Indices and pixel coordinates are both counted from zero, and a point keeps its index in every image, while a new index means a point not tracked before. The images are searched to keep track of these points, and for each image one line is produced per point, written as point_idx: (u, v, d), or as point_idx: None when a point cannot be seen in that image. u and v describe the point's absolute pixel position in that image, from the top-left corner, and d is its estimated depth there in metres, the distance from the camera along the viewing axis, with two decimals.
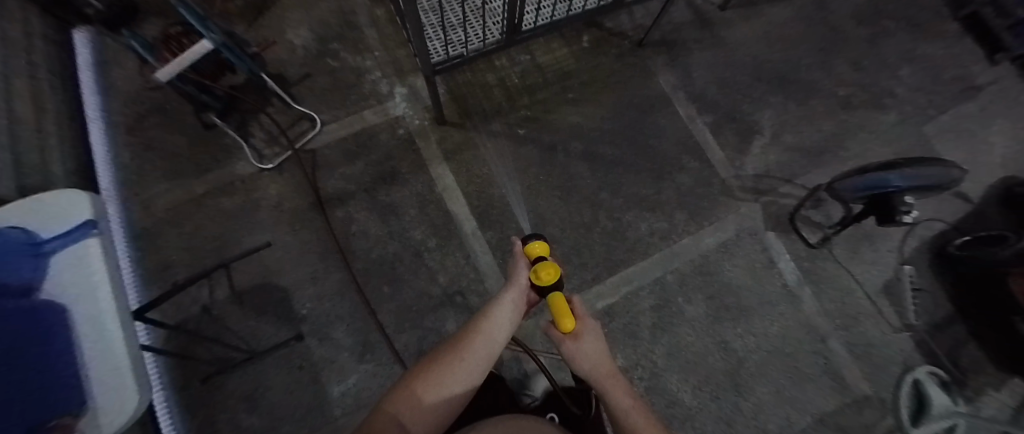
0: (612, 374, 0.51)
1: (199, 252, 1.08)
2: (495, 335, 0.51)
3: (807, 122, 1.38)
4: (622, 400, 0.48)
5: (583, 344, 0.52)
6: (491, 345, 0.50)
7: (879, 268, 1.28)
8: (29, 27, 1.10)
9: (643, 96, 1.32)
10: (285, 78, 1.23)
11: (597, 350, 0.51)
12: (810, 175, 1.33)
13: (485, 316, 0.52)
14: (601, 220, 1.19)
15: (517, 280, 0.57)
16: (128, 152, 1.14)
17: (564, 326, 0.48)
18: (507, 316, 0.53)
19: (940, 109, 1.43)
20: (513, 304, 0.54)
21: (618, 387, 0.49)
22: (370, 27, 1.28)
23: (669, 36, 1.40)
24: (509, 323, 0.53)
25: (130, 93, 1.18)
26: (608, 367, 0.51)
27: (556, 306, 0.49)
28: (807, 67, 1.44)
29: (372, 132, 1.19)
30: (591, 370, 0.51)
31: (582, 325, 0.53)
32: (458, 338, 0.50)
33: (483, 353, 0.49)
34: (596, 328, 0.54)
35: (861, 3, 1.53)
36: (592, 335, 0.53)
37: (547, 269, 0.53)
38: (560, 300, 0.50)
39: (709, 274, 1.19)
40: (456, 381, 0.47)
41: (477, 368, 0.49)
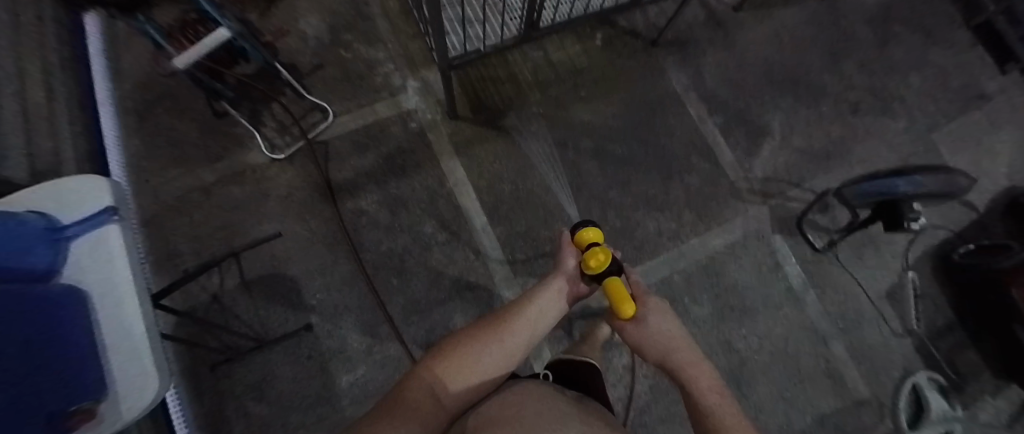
0: (683, 348, 0.45)
1: (210, 240, 1.08)
2: (540, 318, 0.50)
3: (817, 126, 1.39)
4: (701, 384, 0.41)
5: (646, 326, 0.48)
6: (535, 326, 0.49)
7: (884, 273, 1.29)
8: (40, 10, 1.09)
9: (654, 95, 1.32)
10: (296, 67, 1.22)
11: (663, 330, 0.47)
12: (818, 179, 1.33)
13: (531, 299, 0.51)
14: (610, 219, 1.20)
15: (565, 269, 0.57)
16: (138, 139, 1.14)
17: (625, 311, 0.48)
18: (552, 301, 0.52)
19: (949, 117, 1.44)
20: (556, 290, 0.53)
21: (695, 371, 0.42)
22: (383, 18, 1.28)
23: (681, 36, 1.39)
24: (554, 309, 0.52)
25: (141, 78, 1.18)
26: (678, 346, 0.45)
27: (612, 289, 0.50)
28: (818, 71, 1.44)
29: (383, 125, 1.19)
30: (661, 352, 0.46)
31: (643, 308, 0.50)
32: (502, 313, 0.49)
33: (528, 334, 0.48)
34: (661, 310, 0.50)
35: (874, 8, 1.53)
36: (657, 316, 0.49)
37: (597, 256, 0.53)
38: (616, 284, 0.50)
39: (715, 275, 1.20)
40: (491, 354, 0.45)
41: (521, 346, 0.47)
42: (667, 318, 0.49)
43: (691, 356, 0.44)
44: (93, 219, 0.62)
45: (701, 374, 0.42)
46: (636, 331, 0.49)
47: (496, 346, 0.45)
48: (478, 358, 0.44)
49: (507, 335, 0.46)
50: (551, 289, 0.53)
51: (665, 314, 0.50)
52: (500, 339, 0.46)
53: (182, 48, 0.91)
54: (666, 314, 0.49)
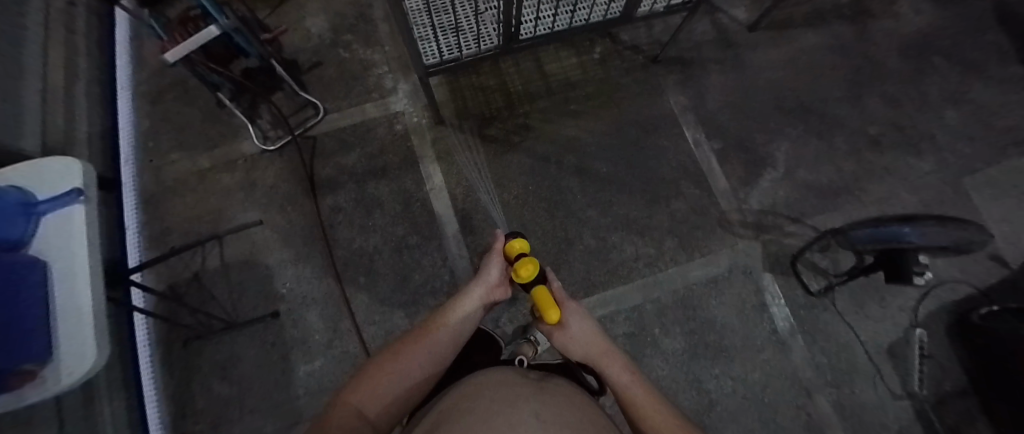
0: (602, 347, 0.53)
1: (197, 223, 1.15)
2: (462, 325, 0.53)
3: (827, 159, 1.29)
4: (619, 373, 0.50)
5: (570, 329, 0.55)
6: (459, 334, 0.52)
7: (886, 326, 1.17)
8: None
9: (648, 114, 1.27)
10: (296, 64, 1.27)
11: (584, 331, 0.55)
12: (821, 217, 1.24)
13: (451, 310, 0.54)
14: (585, 238, 1.17)
15: (487, 277, 0.61)
16: (148, 121, 1.23)
17: (551, 318, 0.53)
18: (473, 309, 0.56)
19: (986, 161, 1.29)
20: (478, 297, 0.57)
21: (612, 362, 0.51)
22: (384, 21, 1.31)
23: (686, 55, 1.33)
24: (475, 316, 0.56)
25: (158, 66, 1.27)
26: (599, 346, 0.53)
27: (540, 297, 0.54)
28: (836, 100, 1.34)
29: (370, 125, 1.22)
30: (585, 351, 0.54)
31: (566, 312, 0.57)
32: (424, 328, 0.51)
33: (451, 342, 0.51)
34: (579, 311, 0.57)
35: (910, 36, 1.41)
36: (577, 319, 0.56)
37: (526, 266, 0.59)
38: (543, 292, 0.55)
39: (692, 308, 1.14)
40: (417, 367, 0.46)
41: (446, 355, 0.50)
42: (584, 318, 0.57)
43: (608, 349, 0.53)
44: (63, 198, 0.68)
45: (616, 364, 0.51)
46: (563, 334, 0.55)
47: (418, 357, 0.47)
48: (401, 372, 0.45)
49: (431, 347, 0.49)
50: (471, 297, 0.57)
51: (581, 313, 0.57)
52: (422, 351, 0.48)
53: (176, 40, 0.96)
54: (581, 313, 0.57)
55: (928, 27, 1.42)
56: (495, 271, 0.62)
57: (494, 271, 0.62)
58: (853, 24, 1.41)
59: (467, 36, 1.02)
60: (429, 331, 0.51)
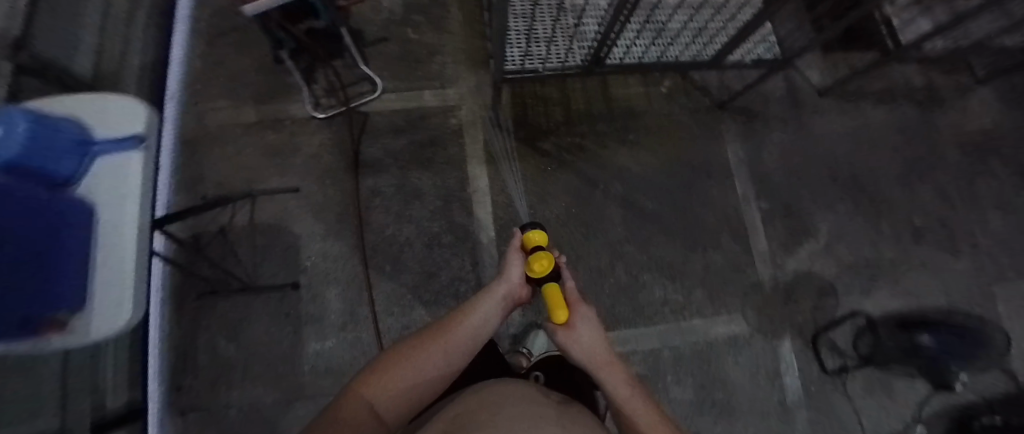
0: (610, 362, 0.44)
1: (233, 176, 1.13)
2: (482, 325, 0.46)
3: (868, 241, 1.27)
4: (626, 395, 0.41)
5: (577, 334, 0.46)
6: (476, 336, 0.45)
7: (892, 418, 1.17)
8: None
9: (704, 159, 1.25)
10: (362, 34, 1.23)
11: (592, 340, 0.46)
12: (853, 297, 1.23)
13: (472, 306, 0.47)
14: (617, 272, 1.15)
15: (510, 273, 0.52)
16: (200, 63, 1.20)
17: (557, 317, 0.44)
18: (496, 308, 0.48)
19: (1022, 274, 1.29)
20: (502, 296, 0.49)
21: (616, 379, 0.42)
22: (458, 8, 1.27)
23: (753, 107, 1.31)
24: (497, 318, 0.48)
25: (221, 8, 1.25)
26: (604, 354, 0.45)
27: (548, 294, 0.46)
28: (890, 184, 1.32)
29: (425, 113, 1.19)
30: (588, 362, 0.45)
31: (575, 314, 0.48)
32: (439, 325, 0.45)
33: (467, 344, 0.44)
34: (591, 313, 0.48)
35: (974, 132, 1.38)
36: (586, 320, 0.48)
37: (540, 260, 0.49)
38: (553, 290, 0.47)
39: (707, 363, 1.14)
40: (434, 365, 0.40)
41: (461, 359, 0.43)
42: (595, 322, 0.48)
43: (614, 364, 0.44)
44: (120, 143, 0.64)
45: (619, 379, 0.42)
46: (567, 338, 0.46)
47: (432, 356, 0.41)
48: (412, 372, 0.39)
49: (445, 347, 0.42)
50: (495, 293, 0.49)
51: (590, 318, 0.48)
52: (436, 351, 0.41)
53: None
54: (590, 317, 0.48)
55: (994, 127, 1.39)
56: (514, 263, 0.52)
57: (513, 267, 0.52)
58: (922, 109, 1.39)
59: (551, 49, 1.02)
60: (445, 329, 0.44)
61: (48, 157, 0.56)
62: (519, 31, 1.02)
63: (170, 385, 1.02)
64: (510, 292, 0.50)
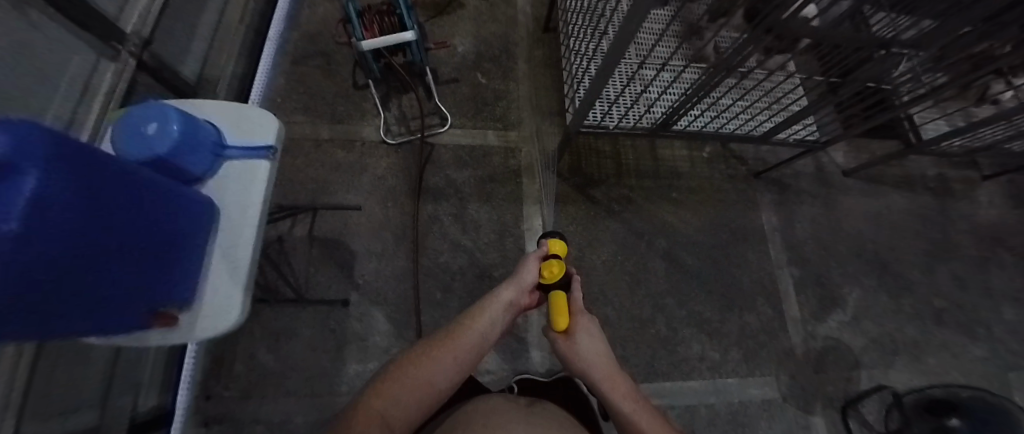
0: (611, 373, 0.60)
1: (302, 188, 1.19)
2: (482, 336, 0.58)
3: (892, 317, 1.32)
4: (623, 402, 0.57)
5: (577, 342, 0.62)
6: (478, 345, 0.58)
7: None
8: None
9: (740, 224, 1.33)
10: (437, 73, 1.36)
11: (591, 348, 0.61)
12: (879, 371, 1.25)
13: (477, 316, 0.59)
14: (658, 323, 1.18)
15: (519, 281, 0.65)
16: (284, 79, 1.30)
17: (559, 323, 0.63)
18: (498, 315, 0.61)
19: None
20: (504, 304, 0.62)
21: (619, 388, 0.58)
22: (524, 62, 1.42)
23: (785, 179, 1.41)
24: (500, 324, 0.61)
25: (310, 33, 1.37)
26: (605, 368, 0.60)
27: (555, 303, 0.64)
28: (911, 265, 1.40)
29: (487, 151, 1.27)
30: (590, 371, 0.60)
31: (576, 325, 0.63)
32: (447, 335, 0.57)
33: (470, 353, 0.57)
34: (589, 325, 0.64)
35: (983, 225, 1.49)
36: (587, 335, 0.63)
37: (552, 268, 0.67)
38: (559, 300, 0.64)
39: (741, 425, 1.13)
40: (438, 376, 0.53)
41: (463, 366, 0.56)
42: (594, 332, 0.64)
43: (612, 373, 0.60)
44: (254, 150, 0.65)
45: (621, 388, 0.59)
46: (568, 347, 0.62)
47: (441, 364, 0.54)
48: (426, 375, 0.53)
49: (449, 358, 0.55)
50: (498, 301, 0.62)
51: (592, 329, 0.63)
52: (443, 362, 0.54)
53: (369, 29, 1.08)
54: (592, 329, 0.63)
55: (1001, 221, 1.50)
56: (528, 268, 0.67)
57: (528, 272, 0.67)
58: (938, 198, 1.51)
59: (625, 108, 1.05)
60: (452, 338, 0.57)
61: (187, 155, 0.57)
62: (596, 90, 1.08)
63: (200, 391, 0.99)
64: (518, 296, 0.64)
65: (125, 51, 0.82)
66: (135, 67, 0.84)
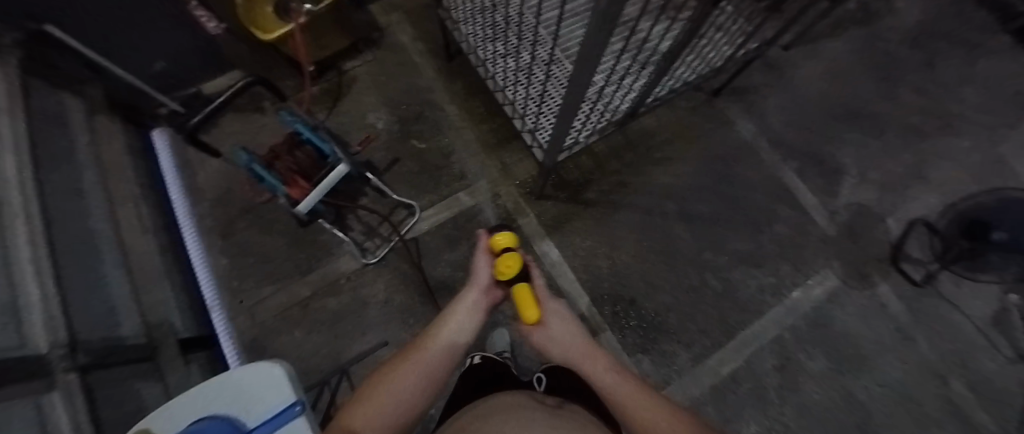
0: (591, 352, 0.51)
1: (317, 357, 1.08)
2: (449, 349, 0.47)
3: (888, 154, 1.34)
4: (604, 375, 0.48)
5: (549, 328, 0.53)
6: (447, 353, 0.46)
7: (983, 299, 1.17)
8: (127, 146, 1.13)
9: (725, 148, 1.32)
10: (373, 164, 1.23)
11: (565, 329, 0.53)
12: (903, 208, 1.28)
13: (442, 322, 0.49)
14: (709, 282, 1.20)
15: (481, 279, 0.55)
16: (225, 257, 1.16)
17: (530, 319, 0.50)
18: (466, 316, 0.49)
19: None
20: (473, 303, 0.51)
21: (598, 362, 0.50)
22: (448, 103, 1.30)
23: (739, 84, 1.40)
24: (471, 324, 0.49)
25: (219, 195, 1.21)
26: (580, 346, 0.52)
27: (519, 298, 0.50)
28: (877, 99, 1.40)
29: (470, 215, 1.20)
30: (566, 352, 0.52)
31: (546, 310, 0.55)
32: (411, 347, 0.46)
33: (443, 359, 0.46)
34: (557, 309, 0.55)
35: (916, 23, 1.48)
36: (557, 318, 0.54)
37: (506, 262, 0.52)
38: (522, 291, 0.50)
39: (824, 327, 1.17)
40: (401, 396, 0.41)
41: (438, 376, 0.44)
42: (565, 316, 0.55)
43: (591, 349, 0.51)
44: (280, 418, 0.56)
45: (600, 364, 0.49)
46: (544, 334, 0.54)
47: (408, 378, 0.42)
48: (390, 393, 0.41)
49: (416, 370, 0.43)
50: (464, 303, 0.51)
51: (562, 311, 0.56)
52: (402, 378, 0.42)
53: (287, 174, 0.98)
54: (562, 310, 0.55)
55: (928, 16, 1.49)
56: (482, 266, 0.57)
57: (482, 270, 0.57)
58: (867, 25, 1.48)
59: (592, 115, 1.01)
60: (416, 349, 0.46)
61: None
62: (554, 109, 1.01)
63: None
64: (484, 294, 0.53)
65: (57, 373, 0.66)
66: (79, 377, 0.69)
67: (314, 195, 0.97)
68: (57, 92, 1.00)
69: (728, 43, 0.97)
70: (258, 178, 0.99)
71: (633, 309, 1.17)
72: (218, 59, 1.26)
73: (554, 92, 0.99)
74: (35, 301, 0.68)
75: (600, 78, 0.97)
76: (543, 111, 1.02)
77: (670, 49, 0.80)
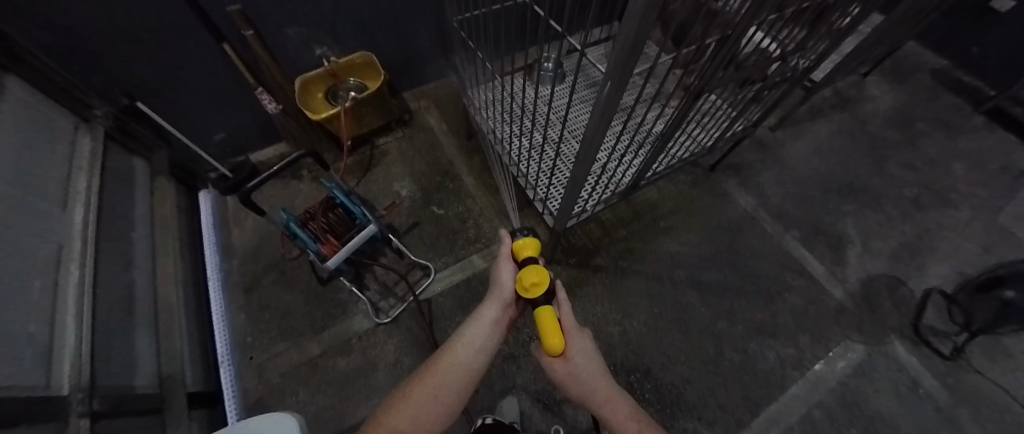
0: (612, 398, 0.54)
1: (319, 422, 1.04)
2: (469, 362, 0.54)
3: (890, 226, 1.38)
4: (623, 421, 0.52)
5: (574, 364, 0.55)
6: (466, 371, 0.53)
7: (1023, 377, 1.10)
8: (177, 206, 1.25)
9: (728, 218, 1.39)
10: (394, 228, 1.32)
11: (586, 366, 0.55)
12: (916, 278, 1.28)
13: (464, 339, 0.56)
14: (726, 353, 1.17)
15: (504, 294, 0.63)
16: (243, 313, 1.20)
17: (552, 346, 0.50)
18: (486, 336, 0.57)
19: (1015, 192, 1.42)
20: (493, 323, 0.59)
21: (619, 410, 0.53)
22: (467, 175, 1.43)
23: (734, 160, 1.52)
24: (489, 345, 0.57)
25: (248, 253, 1.29)
26: (603, 389, 0.55)
27: (543, 322, 0.51)
28: (868, 175, 1.49)
29: (483, 277, 1.24)
30: (587, 392, 0.55)
31: (570, 343, 0.56)
32: (437, 362, 0.54)
33: (461, 376, 0.53)
34: (583, 346, 0.57)
35: (892, 109, 1.64)
36: (581, 353, 0.56)
37: (533, 281, 0.55)
38: (546, 315, 0.52)
39: (856, 405, 1.09)
40: (427, 410, 0.50)
41: (458, 392, 0.52)
42: (589, 353, 0.57)
43: (613, 395, 0.55)
44: None
45: (620, 413, 0.53)
46: (566, 367, 0.55)
47: (430, 394, 0.51)
48: (417, 405, 0.50)
49: (438, 387, 0.52)
50: (486, 317, 0.60)
51: (585, 348, 0.57)
52: (429, 393, 0.51)
53: (320, 230, 1.05)
54: (586, 347, 0.57)
55: (901, 104, 1.65)
56: (508, 277, 0.64)
57: (507, 280, 0.64)
58: (846, 111, 1.64)
59: (597, 188, 1.11)
60: (440, 367, 0.53)
61: None
62: (562, 182, 1.12)
63: None
64: (504, 310, 0.61)
65: (72, 417, 0.66)
66: (91, 424, 0.69)
67: (342, 255, 1.04)
68: (130, 159, 1.15)
69: (716, 126, 1.10)
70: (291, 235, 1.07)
71: (648, 379, 1.13)
72: (270, 135, 1.44)
73: (563, 168, 1.12)
74: (67, 346, 0.72)
75: (603, 155, 1.08)
76: (552, 184, 1.13)
77: (663, 132, 0.91)
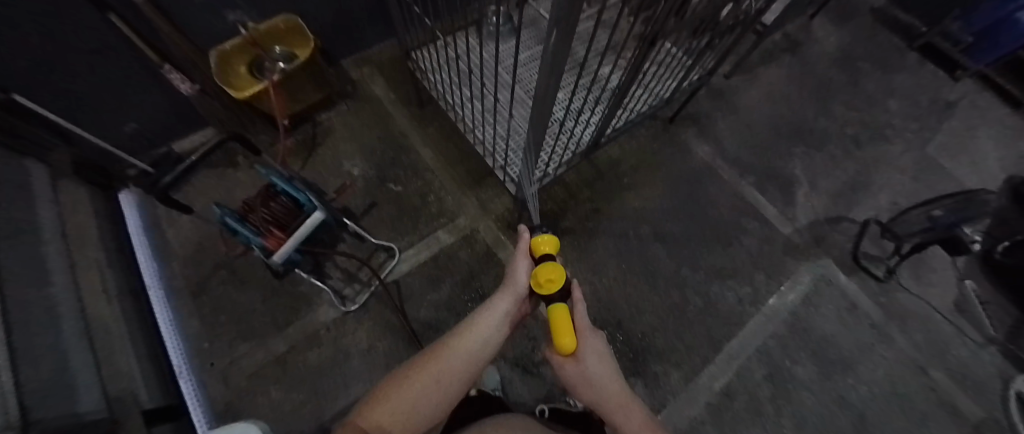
0: (625, 404, 0.55)
1: (295, 417, 1.02)
2: (474, 355, 0.53)
3: (834, 164, 1.46)
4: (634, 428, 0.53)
5: (585, 364, 0.56)
6: (472, 358, 0.53)
7: (941, 289, 1.24)
8: (94, 211, 1.11)
9: (688, 169, 1.41)
10: (350, 211, 1.24)
11: (597, 368, 0.56)
12: (855, 212, 1.37)
13: (474, 327, 0.55)
14: (691, 300, 1.23)
15: (518, 287, 0.61)
16: (196, 320, 1.12)
17: (564, 346, 0.49)
18: (496, 329, 0.56)
19: (942, 123, 1.54)
20: (504, 313, 0.58)
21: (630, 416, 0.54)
22: (423, 146, 1.36)
23: (691, 111, 1.52)
24: (498, 336, 0.56)
25: (190, 255, 1.20)
26: (616, 395, 0.55)
27: (556, 319, 0.51)
28: (814, 116, 1.54)
29: (451, 252, 1.21)
30: (599, 394, 0.55)
31: (583, 344, 0.57)
32: (443, 348, 0.53)
33: (464, 362, 0.52)
34: (596, 348, 0.58)
35: (836, 49, 1.68)
36: (594, 355, 0.57)
37: (551, 277, 0.55)
38: (560, 313, 0.51)
39: (805, 331, 1.20)
40: (427, 396, 0.48)
41: (459, 377, 0.51)
42: (601, 355, 0.58)
43: (625, 403, 0.55)
44: None
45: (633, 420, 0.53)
46: (578, 367, 0.56)
47: (430, 382, 0.49)
48: (412, 394, 0.48)
49: (439, 375, 0.50)
50: (496, 310, 0.58)
51: (597, 348, 0.58)
52: (431, 380, 0.49)
53: (271, 228, 0.97)
54: (598, 348, 0.58)
55: (844, 43, 1.69)
56: (524, 272, 0.62)
57: (523, 275, 0.62)
58: (794, 53, 1.66)
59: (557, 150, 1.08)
60: (444, 355, 0.51)
61: None
62: (519, 146, 1.07)
63: None
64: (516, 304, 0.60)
65: None
66: None
67: (288, 247, 0.97)
68: (21, 160, 0.98)
69: (672, 75, 1.07)
70: (232, 232, 0.98)
71: (620, 332, 1.17)
72: (190, 120, 1.29)
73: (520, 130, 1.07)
74: None
75: (558, 114, 1.04)
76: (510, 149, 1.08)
77: (619, 86, 0.88)
